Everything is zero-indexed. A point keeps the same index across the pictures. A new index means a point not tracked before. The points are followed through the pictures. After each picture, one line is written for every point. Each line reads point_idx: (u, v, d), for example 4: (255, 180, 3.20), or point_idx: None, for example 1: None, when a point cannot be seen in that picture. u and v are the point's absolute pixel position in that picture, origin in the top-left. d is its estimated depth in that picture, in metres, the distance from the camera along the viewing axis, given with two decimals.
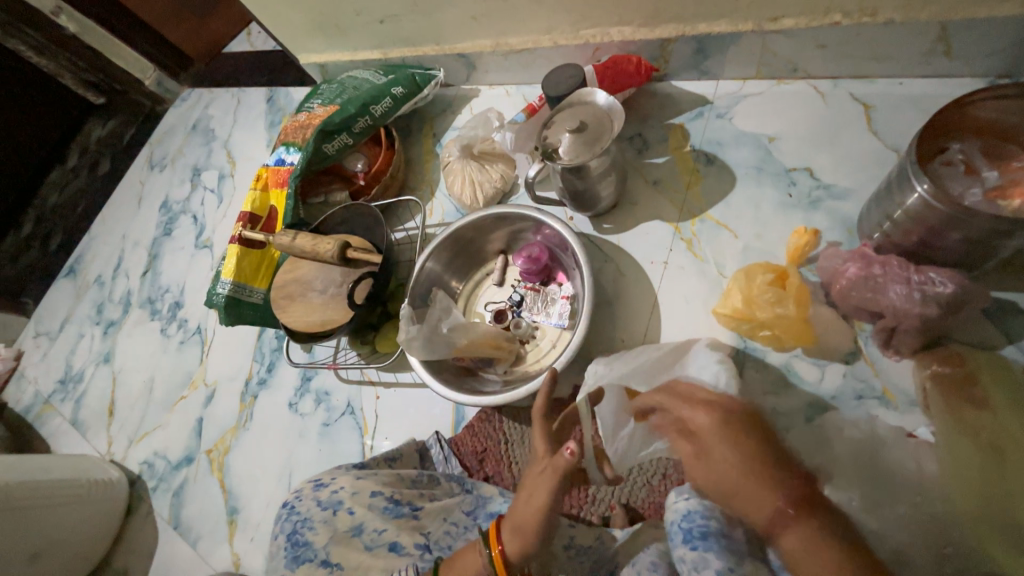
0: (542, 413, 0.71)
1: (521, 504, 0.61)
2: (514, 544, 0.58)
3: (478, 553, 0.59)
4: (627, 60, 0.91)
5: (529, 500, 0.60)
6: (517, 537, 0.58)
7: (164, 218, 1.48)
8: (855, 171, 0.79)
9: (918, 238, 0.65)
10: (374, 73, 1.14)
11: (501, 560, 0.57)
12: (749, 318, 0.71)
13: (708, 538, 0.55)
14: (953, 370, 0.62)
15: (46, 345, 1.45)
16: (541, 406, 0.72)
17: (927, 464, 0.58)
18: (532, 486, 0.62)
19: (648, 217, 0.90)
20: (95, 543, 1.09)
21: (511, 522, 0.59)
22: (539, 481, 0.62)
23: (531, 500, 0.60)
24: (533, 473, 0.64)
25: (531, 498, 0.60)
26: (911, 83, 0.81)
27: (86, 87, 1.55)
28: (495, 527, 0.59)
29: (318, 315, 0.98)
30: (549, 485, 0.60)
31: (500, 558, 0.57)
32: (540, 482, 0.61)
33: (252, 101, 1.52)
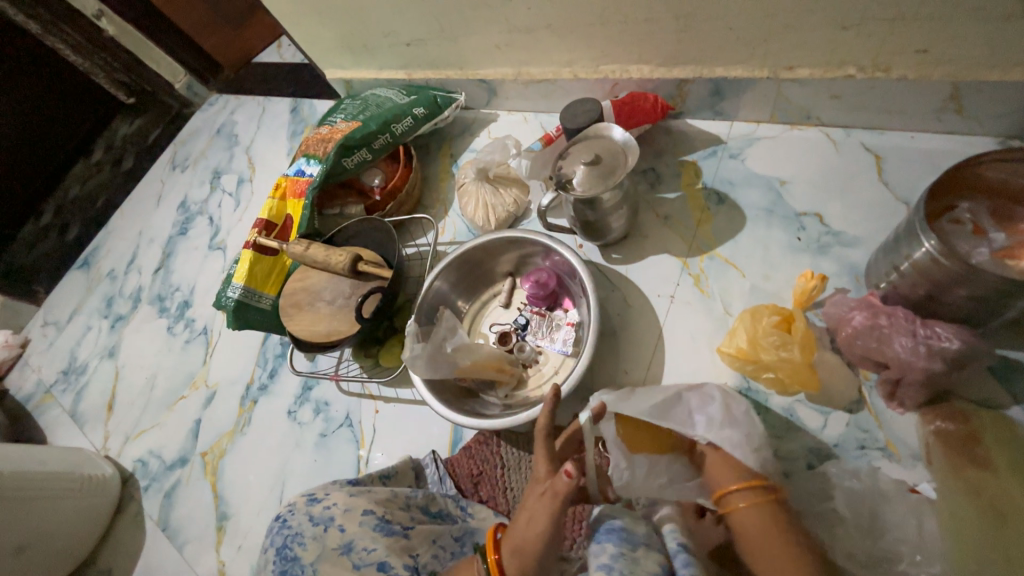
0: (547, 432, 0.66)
1: (520, 527, 0.61)
2: (512, 566, 0.60)
3: (474, 565, 0.63)
4: (644, 98, 0.94)
5: (529, 524, 0.60)
6: (515, 559, 0.59)
7: (181, 217, 1.51)
8: (864, 219, 0.80)
9: (924, 292, 0.65)
10: (398, 93, 1.18)
11: (496, 570, 0.60)
12: (752, 360, 0.71)
13: (611, 531, 0.61)
14: (957, 428, 0.61)
15: (53, 335, 1.47)
16: (544, 424, 0.67)
17: (928, 522, 0.59)
18: (531, 511, 0.61)
19: (657, 251, 0.91)
20: (81, 539, 1.08)
21: (511, 545, 0.61)
22: (539, 505, 0.61)
23: (532, 525, 0.60)
24: (533, 496, 0.63)
25: (531, 523, 0.60)
26: (923, 138, 0.82)
27: (118, 87, 1.61)
28: (492, 541, 0.62)
29: (324, 325, 0.99)
30: (550, 511, 0.59)
31: (496, 569, 0.60)
32: (540, 507, 0.60)
33: (277, 110, 1.56)
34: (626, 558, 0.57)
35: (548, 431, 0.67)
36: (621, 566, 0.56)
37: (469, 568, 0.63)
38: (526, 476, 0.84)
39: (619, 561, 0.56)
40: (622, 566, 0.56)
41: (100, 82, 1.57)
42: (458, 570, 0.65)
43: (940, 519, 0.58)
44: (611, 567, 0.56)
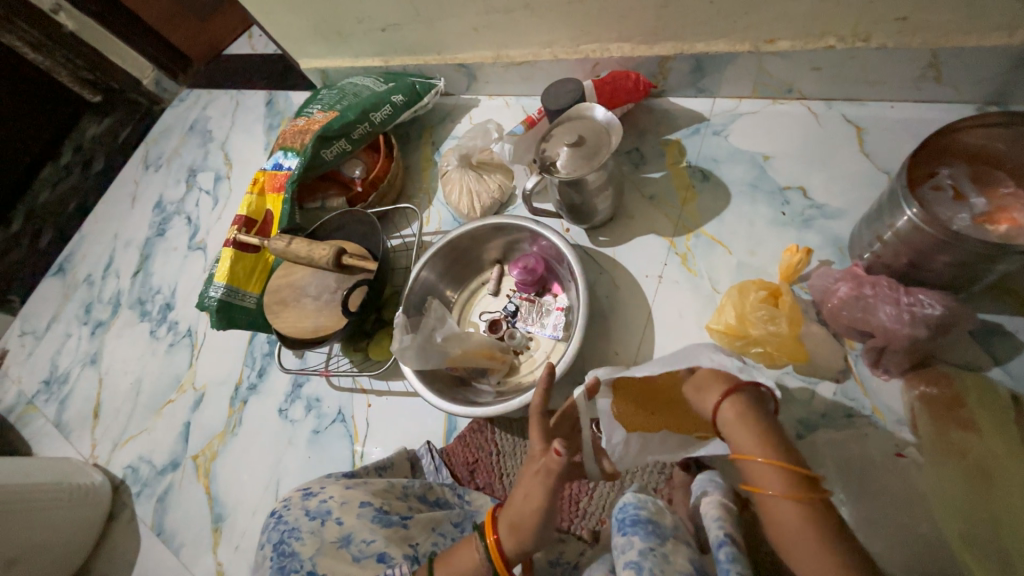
0: (539, 408, 0.68)
1: (516, 504, 0.61)
2: (511, 541, 0.60)
3: (474, 549, 0.61)
4: (626, 76, 0.92)
5: (525, 500, 0.60)
6: (512, 535, 0.59)
7: (158, 218, 1.47)
8: (847, 191, 0.80)
9: (907, 260, 0.66)
10: (375, 81, 1.15)
11: (496, 550, 0.59)
12: (741, 335, 0.72)
13: (637, 524, 0.57)
14: (941, 391, 0.62)
15: (31, 344, 1.43)
16: (537, 403, 0.68)
17: (916, 483, 0.60)
18: (527, 488, 0.61)
19: (643, 231, 0.90)
20: (74, 549, 1.06)
21: (508, 520, 0.60)
22: (534, 482, 0.61)
23: (528, 501, 0.60)
24: (529, 472, 0.62)
25: (527, 499, 0.60)
26: (902, 107, 0.82)
27: (83, 84, 1.54)
28: (491, 520, 0.62)
29: (311, 321, 0.97)
30: (545, 487, 0.59)
31: (495, 549, 0.60)
32: (535, 484, 0.60)
33: (251, 103, 1.52)
34: (655, 556, 0.53)
35: (541, 411, 0.68)
36: (651, 565, 0.52)
37: (467, 551, 0.62)
38: (522, 461, 0.84)
39: (648, 560, 0.53)
40: (652, 565, 0.52)
41: (63, 80, 1.50)
42: (451, 551, 0.63)
43: (928, 482, 0.59)
44: (640, 567, 0.52)
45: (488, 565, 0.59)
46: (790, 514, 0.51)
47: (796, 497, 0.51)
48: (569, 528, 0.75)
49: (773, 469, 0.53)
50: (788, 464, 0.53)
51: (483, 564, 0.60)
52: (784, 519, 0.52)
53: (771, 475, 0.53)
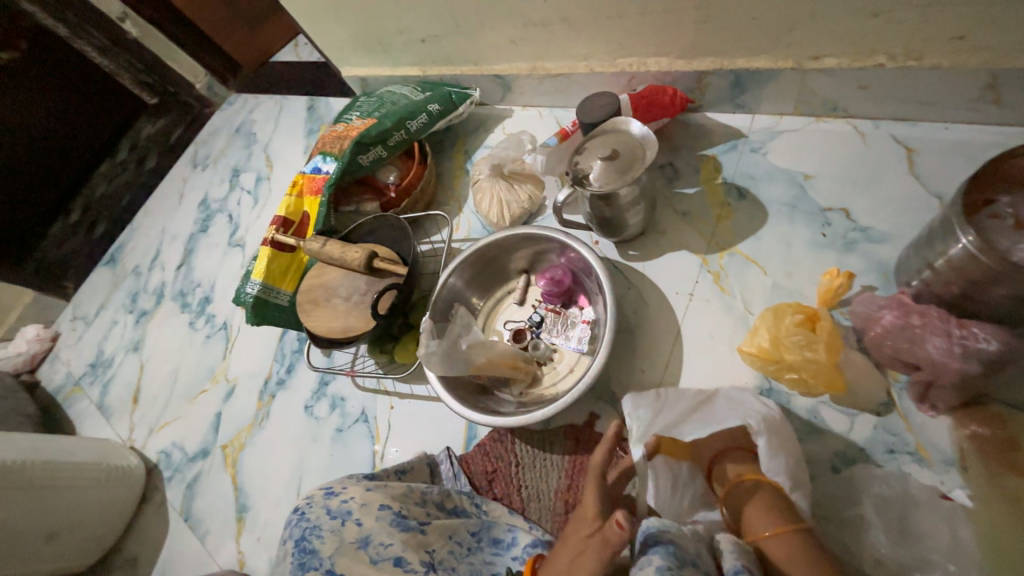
0: (599, 469, 0.68)
1: (561, 565, 0.61)
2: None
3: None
4: (662, 91, 0.91)
5: (572, 567, 0.60)
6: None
7: (202, 215, 1.54)
8: (893, 215, 0.77)
9: (959, 290, 0.62)
10: (412, 90, 1.18)
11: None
12: (775, 359, 0.70)
13: (658, 544, 0.56)
14: (993, 433, 0.60)
15: (81, 329, 1.51)
16: (599, 460, 0.69)
17: (963, 530, 0.56)
18: (576, 552, 0.61)
19: (675, 248, 0.89)
20: (108, 528, 1.11)
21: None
22: (586, 548, 0.60)
23: (576, 567, 0.60)
24: (579, 537, 0.62)
25: (574, 566, 0.60)
26: (957, 129, 0.78)
27: (140, 86, 1.63)
28: (530, 566, 0.66)
29: (340, 321, 0.99)
30: (598, 557, 0.59)
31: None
32: (586, 551, 0.60)
33: (294, 109, 1.58)
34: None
35: (598, 470, 0.68)
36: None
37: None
38: (541, 474, 0.83)
39: None
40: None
41: (125, 83, 1.60)
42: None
43: (976, 530, 0.56)
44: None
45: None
46: (781, 551, 0.58)
47: (781, 532, 0.59)
48: None
49: (760, 511, 0.61)
50: (772, 506, 0.61)
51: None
52: (780, 557, 0.58)
53: (758, 517, 0.61)
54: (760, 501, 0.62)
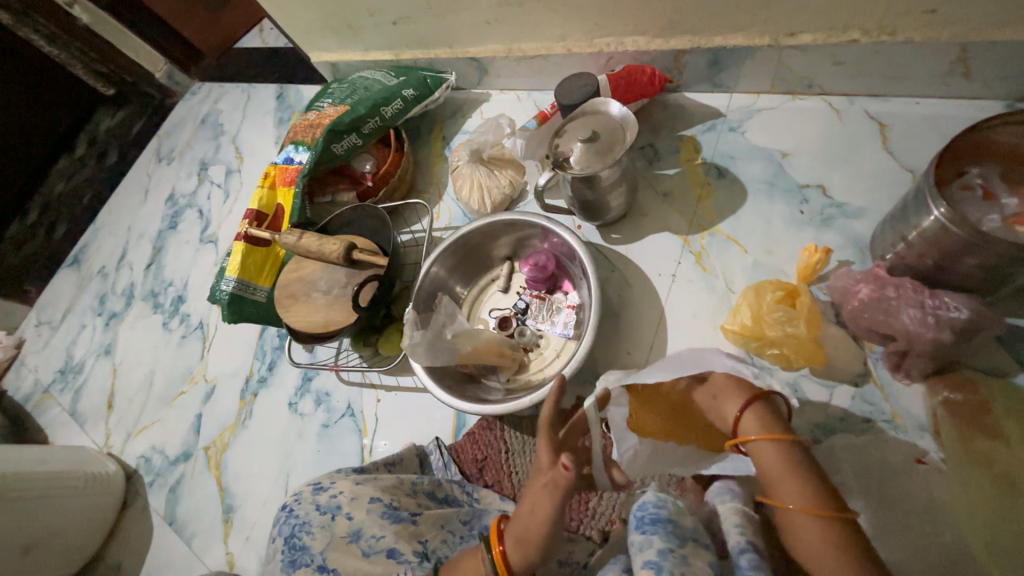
0: (549, 419, 0.67)
1: (522, 516, 0.60)
2: (517, 555, 0.59)
3: (479, 561, 0.61)
4: (641, 71, 0.90)
5: (532, 514, 0.59)
6: (519, 549, 0.59)
7: (170, 211, 1.48)
8: (868, 190, 0.78)
9: (932, 261, 0.64)
10: (385, 75, 1.14)
11: (501, 563, 0.59)
12: (757, 336, 0.71)
13: (657, 523, 0.55)
14: (966, 398, 0.61)
15: (47, 334, 1.45)
16: (548, 412, 0.67)
17: (938, 491, 0.58)
18: (533, 501, 0.61)
19: (657, 229, 0.89)
20: (89, 537, 1.08)
21: (513, 534, 0.60)
22: (540, 495, 0.60)
23: (534, 515, 0.59)
24: (535, 486, 0.62)
25: (534, 513, 0.59)
26: (928, 103, 0.80)
27: (96, 78, 1.56)
28: (496, 532, 0.62)
29: (321, 316, 0.97)
30: (552, 501, 0.59)
31: (501, 561, 0.59)
32: (541, 497, 0.60)
33: (262, 97, 1.52)
34: (675, 557, 0.52)
35: (550, 422, 0.67)
36: (671, 566, 0.51)
37: (472, 563, 0.61)
38: (530, 459, 0.84)
39: (669, 561, 0.52)
40: (671, 566, 0.51)
41: (77, 72, 1.52)
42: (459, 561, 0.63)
43: (951, 489, 0.58)
44: (661, 567, 0.51)
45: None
46: (810, 529, 0.53)
47: (816, 513, 0.53)
48: (577, 528, 0.74)
49: (793, 482, 0.55)
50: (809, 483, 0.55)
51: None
52: (805, 533, 0.53)
53: (788, 490, 0.55)
54: (798, 477, 0.55)
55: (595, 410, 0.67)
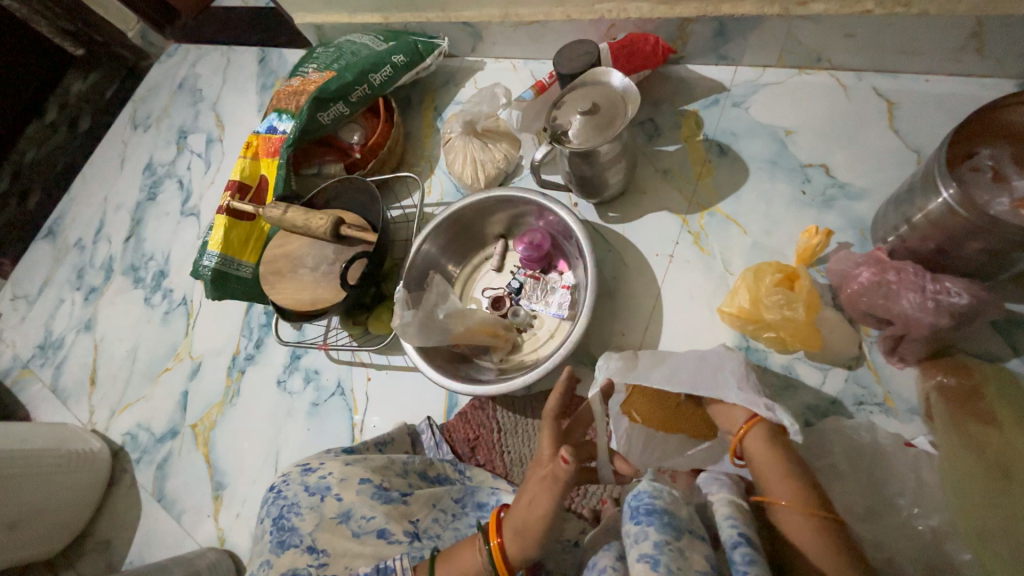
0: (554, 413, 0.66)
1: (521, 508, 0.59)
2: (515, 547, 0.58)
3: (475, 551, 0.59)
4: (644, 39, 0.86)
5: (530, 507, 0.58)
6: (518, 541, 0.58)
7: (149, 181, 1.41)
8: (873, 170, 0.76)
9: (935, 245, 0.63)
10: (373, 39, 1.08)
11: (500, 555, 0.58)
12: (754, 319, 0.70)
13: (653, 514, 0.53)
14: (959, 382, 0.60)
15: (25, 308, 1.39)
16: (554, 404, 0.66)
17: (926, 475, 0.58)
18: (531, 494, 0.59)
19: (655, 208, 0.86)
20: (75, 514, 1.06)
21: (512, 525, 0.59)
22: (539, 488, 0.59)
23: (533, 508, 0.58)
24: (534, 479, 0.61)
25: (532, 506, 0.58)
26: (937, 81, 0.78)
27: (63, 36, 1.44)
28: (495, 521, 0.60)
29: (309, 293, 0.94)
30: (550, 494, 0.58)
31: (499, 554, 0.58)
32: (540, 490, 0.59)
33: (242, 61, 1.44)
34: (672, 551, 0.50)
35: (554, 413, 0.66)
36: (667, 560, 0.49)
37: (469, 552, 0.60)
38: (522, 439, 0.83)
39: (665, 555, 0.49)
40: (668, 560, 0.49)
41: (42, 30, 1.39)
42: (452, 549, 0.62)
43: (939, 473, 0.57)
44: (657, 561, 0.49)
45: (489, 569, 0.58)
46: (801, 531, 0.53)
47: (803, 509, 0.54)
48: (570, 506, 0.74)
49: (781, 481, 0.56)
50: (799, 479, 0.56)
51: (485, 567, 0.58)
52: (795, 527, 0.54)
53: (777, 485, 0.56)
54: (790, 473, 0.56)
55: (599, 403, 0.67)
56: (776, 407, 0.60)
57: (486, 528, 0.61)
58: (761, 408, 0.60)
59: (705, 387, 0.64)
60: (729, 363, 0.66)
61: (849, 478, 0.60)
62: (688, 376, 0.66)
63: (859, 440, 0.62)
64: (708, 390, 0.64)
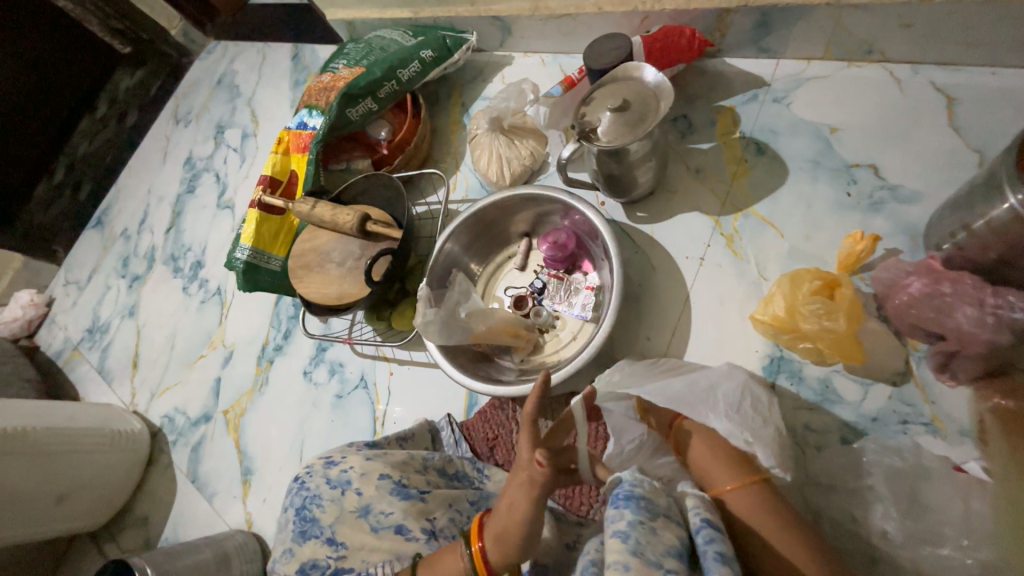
0: (532, 415, 0.62)
1: (502, 513, 0.58)
2: (496, 552, 0.58)
3: (458, 556, 0.59)
4: (680, 32, 0.83)
5: (511, 512, 0.57)
6: (499, 546, 0.57)
7: (188, 174, 1.47)
8: (928, 171, 0.71)
9: (996, 255, 0.58)
10: (403, 34, 1.08)
11: (480, 560, 0.58)
12: (791, 329, 0.66)
13: (631, 498, 0.52)
14: (1020, 406, 0.56)
15: (75, 294, 1.48)
16: (532, 408, 0.63)
17: (976, 503, 0.54)
18: (511, 499, 0.59)
19: (686, 208, 0.83)
20: (116, 490, 1.12)
21: (493, 532, 0.58)
22: (518, 493, 0.58)
23: (513, 513, 0.57)
24: (513, 483, 0.60)
25: (512, 511, 0.57)
26: (1006, 74, 0.71)
27: (113, 35, 1.50)
28: (477, 527, 0.60)
29: (334, 288, 0.95)
30: (529, 499, 0.57)
31: (480, 558, 0.58)
32: (519, 496, 0.58)
33: (277, 58, 1.47)
34: (644, 529, 0.49)
35: (534, 416, 0.63)
36: (639, 536, 0.48)
37: (451, 557, 0.59)
38: None
39: (636, 531, 0.48)
40: (639, 536, 0.48)
41: (94, 30, 1.45)
42: (437, 554, 0.61)
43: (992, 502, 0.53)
44: (628, 536, 0.48)
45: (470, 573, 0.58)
46: (744, 505, 0.55)
47: (743, 485, 0.56)
48: (587, 513, 0.74)
49: (719, 464, 0.58)
50: (734, 460, 0.58)
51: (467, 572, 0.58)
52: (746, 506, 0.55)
53: (714, 468, 0.58)
54: (721, 453, 0.59)
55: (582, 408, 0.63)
56: (755, 444, 0.57)
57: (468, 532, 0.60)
58: (739, 437, 0.58)
59: (691, 408, 0.61)
60: (724, 382, 0.63)
61: (888, 501, 0.57)
62: (682, 391, 0.63)
63: (901, 461, 0.58)
64: (692, 412, 0.61)
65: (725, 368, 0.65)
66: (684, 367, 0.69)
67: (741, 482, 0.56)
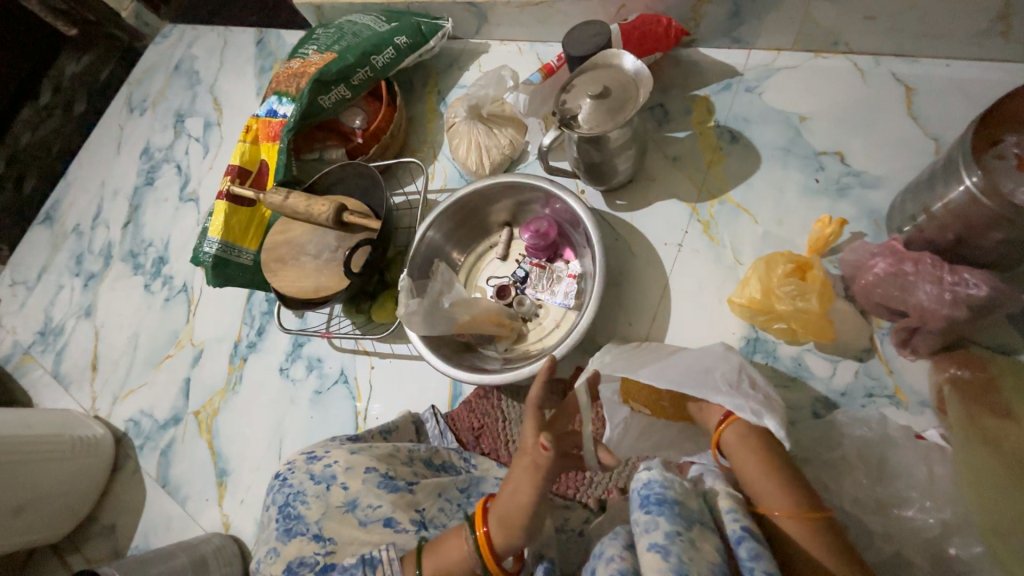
0: (537, 402, 0.65)
1: (505, 497, 0.59)
2: (500, 535, 0.58)
3: (462, 539, 0.59)
4: (656, 21, 0.84)
5: (513, 495, 0.58)
6: (502, 528, 0.57)
7: (146, 165, 1.39)
8: (890, 158, 0.75)
9: (954, 235, 0.62)
10: (375, 19, 1.05)
11: (485, 543, 0.58)
12: (766, 310, 0.69)
13: (663, 504, 0.52)
14: (974, 375, 0.60)
15: (24, 294, 1.38)
16: (537, 392, 0.66)
17: (939, 468, 0.58)
18: (515, 483, 0.59)
19: (664, 196, 0.85)
20: (79, 499, 1.07)
21: (497, 513, 0.59)
22: (522, 478, 0.59)
23: (516, 496, 0.58)
24: (516, 468, 0.60)
25: (515, 494, 0.58)
26: (959, 65, 0.75)
27: (55, 16, 1.38)
28: (481, 512, 0.60)
29: (311, 281, 0.92)
30: (532, 483, 0.58)
31: (484, 541, 0.58)
32: (522, 480, 0.58)
33: (240, 42, 1.40)
34: (683, 541, 0.49)
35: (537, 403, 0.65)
36: (679, 551, 0.47)
37: (455, 541, 0.60)
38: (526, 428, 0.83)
39: (676, 545, 0.48)
40: (679, 551, 0.48)
41: (34, 9, 1.34)
42: (441, 537, 0.61)
43: (953, 466, 0.57)
44: (668, 551, 0.47)
45: (476, 557, 0.58)
46: (799, 532, 0.52)
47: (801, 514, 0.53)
48: (575, 496, 0.75)
49: (775, 487, 0.55)
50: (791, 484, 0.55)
51: (471, 557, 0.58)
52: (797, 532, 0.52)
53: (769, 491, 0.55)
54: (776, 475, 0.55)
55: (586, 391, 0.66)
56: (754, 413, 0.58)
57: (471, 517, 0.60)
58: (747, 412, 0.58)
59: (694, 386, 0.61)
60: (720, 364, 0.64)
61: (860, 470, 0.60)
62: (684, 371, 0.64)
63: (870, 432, 0.61)
64: (696, 389, 0.61)
65: (716, 350, 0.66)
66: (678, 350, 0.70)
67: (798, 510, 0.53)
